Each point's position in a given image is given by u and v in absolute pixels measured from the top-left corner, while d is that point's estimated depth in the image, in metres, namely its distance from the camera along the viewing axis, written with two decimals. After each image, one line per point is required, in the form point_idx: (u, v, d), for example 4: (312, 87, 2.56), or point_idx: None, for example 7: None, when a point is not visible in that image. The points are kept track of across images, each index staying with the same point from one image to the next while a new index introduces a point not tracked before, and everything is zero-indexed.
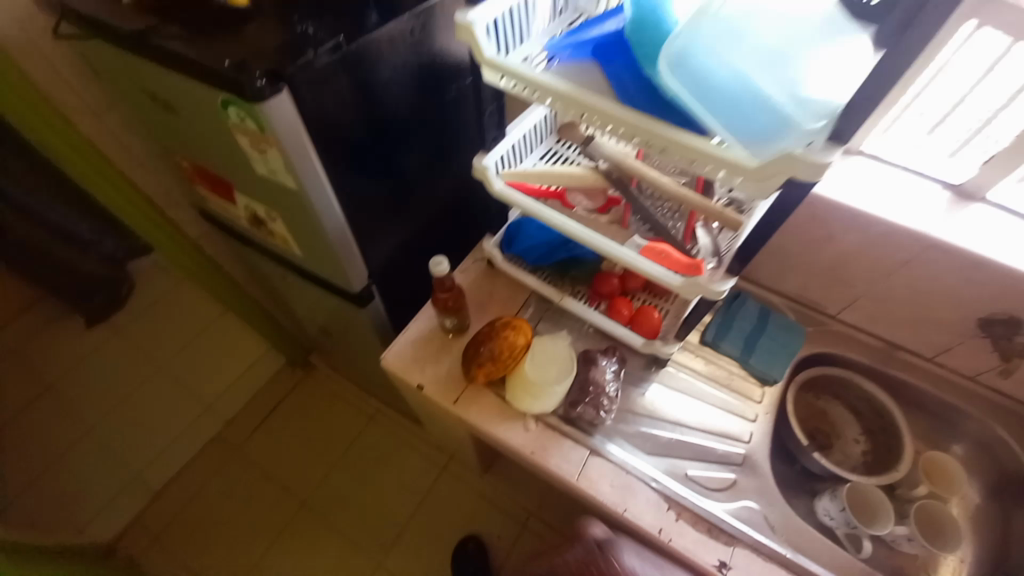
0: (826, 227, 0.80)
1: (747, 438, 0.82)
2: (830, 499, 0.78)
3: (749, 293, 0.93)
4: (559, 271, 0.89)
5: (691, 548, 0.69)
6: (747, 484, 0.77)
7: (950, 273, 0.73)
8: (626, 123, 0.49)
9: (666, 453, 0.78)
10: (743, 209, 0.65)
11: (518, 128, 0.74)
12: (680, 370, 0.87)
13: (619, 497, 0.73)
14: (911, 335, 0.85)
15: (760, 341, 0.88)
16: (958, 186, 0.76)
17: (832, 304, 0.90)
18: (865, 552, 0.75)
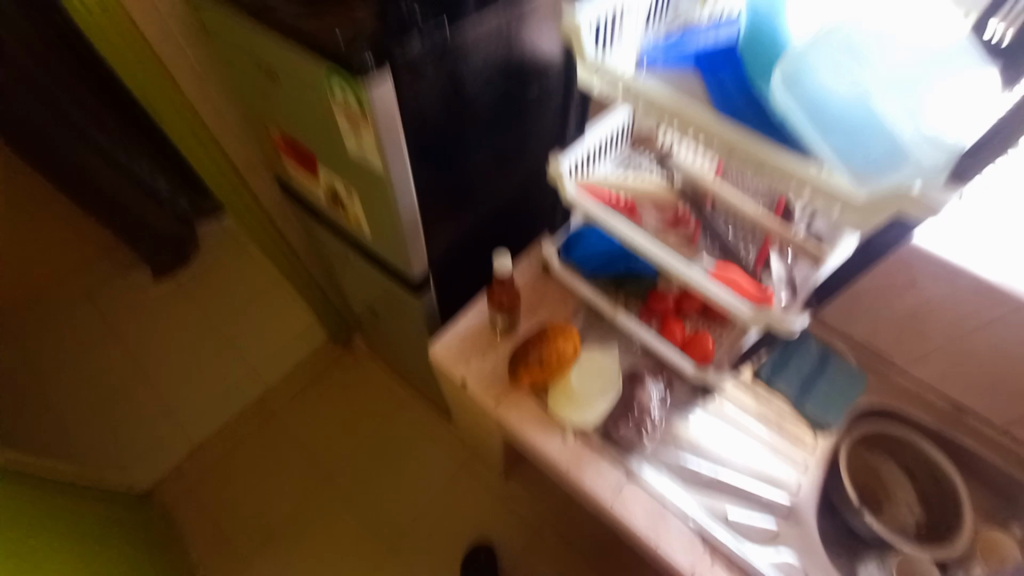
0: (907, 273, 0.75)
1: (793, 486, 0.78)
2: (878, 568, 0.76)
3: (813, 333, 0.89)
4: (614, 282, 0.88)
5: None
6: (788, 535, 0.74)
7: None
8: (722, 139, 0.48)
9: (705, 490, 0.75)
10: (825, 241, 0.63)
11: (596, 134, 0.74)
12: (727, 403, 0.84)
13: (652, 528, 0.71)
14: (987, 400, 0.79)
15: (817, 383, 0.84)
16: None
17: (901, 355, 0.85)
18: None
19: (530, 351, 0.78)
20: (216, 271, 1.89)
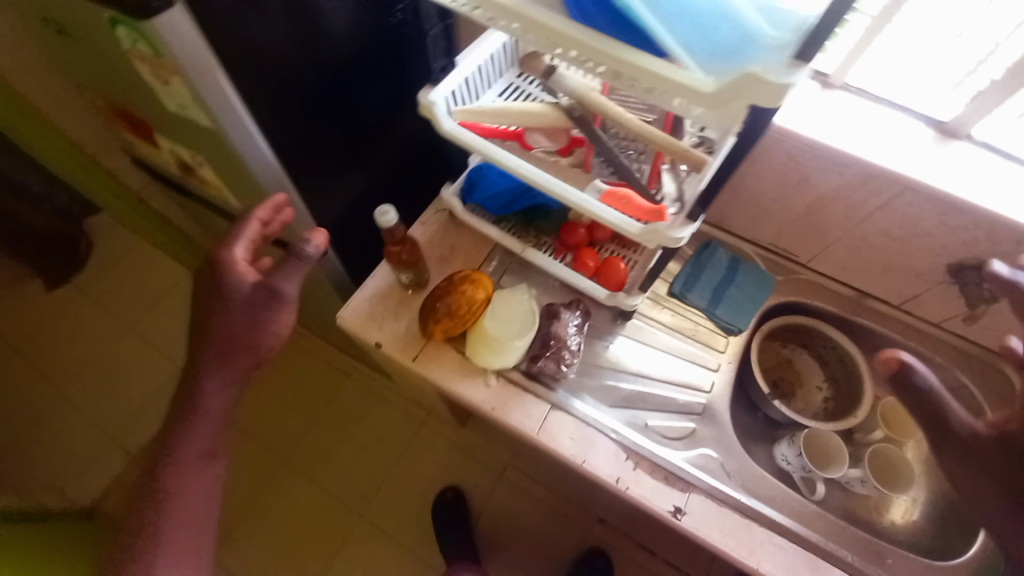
0: (803, 171, 0.76)
1: (708, 388, 0.81)
2: (788, 445, 0.79)
3: (720, 242, 0.91)
4: (524, 222, 0.85)
5: (647, 495, 0.70)
6: (705, 433, 0.77)
7: (926, 217, 0.71)
8: (576, 43, 0.43)
9: (626, 404, 0.78)
10: (712, 148, 0.61)
11: (471, 59, 0.67)
12: (644, 322, 0.85)
13: (578, 448, 0.73)
14: (882, 283, 0.84)
15: (727, 291, 0.86)
16: (943, 124, 0.73)
17: (804, 252, 0.87)
18: (819, 494, 0.76)
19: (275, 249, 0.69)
20: (118, 269, 1.72)
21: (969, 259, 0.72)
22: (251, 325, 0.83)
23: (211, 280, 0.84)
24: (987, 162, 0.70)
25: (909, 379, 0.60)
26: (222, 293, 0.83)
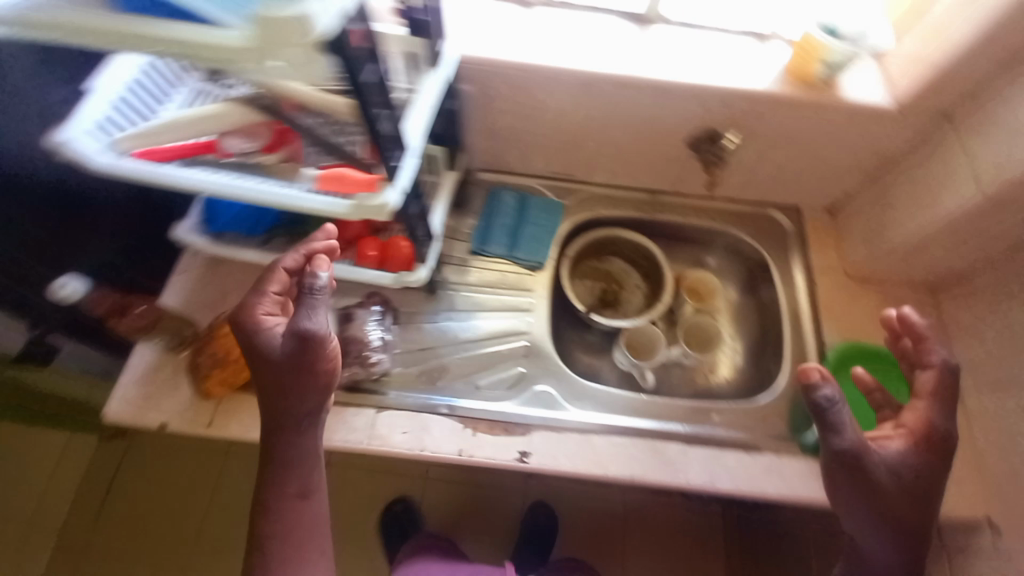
0: (532, 96, 0.74)
1: (527, 328, 0.82)
2: (621, 349, 0.84)
3: (504, 185, 0.90)
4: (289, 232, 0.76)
5: (491, 455, 0.69)
6: (535, 371, 0.78)
7: (648, 105, 0.74)
8: (106, 33, 0.39)
9: (454, 378, 0.77)
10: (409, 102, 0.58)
11: (113, 77, 0.57)
12: (453, 290, 0.84)
13: (413, 440, 0.70)
14: (651, 176, 0.88)
15: (522, 231, 0.86)
16: (637, 13, 0.77)
17: (578, 169, 0.89)
18: (649, 381, 0.84)
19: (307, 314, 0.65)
20: None
21: (698, 131, 0.77)
22: (312, 371, 0.55)
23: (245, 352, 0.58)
24: (681, 37, 0.75)
25: (818, 396, 0.53)
26: (263, 358, 0.56)
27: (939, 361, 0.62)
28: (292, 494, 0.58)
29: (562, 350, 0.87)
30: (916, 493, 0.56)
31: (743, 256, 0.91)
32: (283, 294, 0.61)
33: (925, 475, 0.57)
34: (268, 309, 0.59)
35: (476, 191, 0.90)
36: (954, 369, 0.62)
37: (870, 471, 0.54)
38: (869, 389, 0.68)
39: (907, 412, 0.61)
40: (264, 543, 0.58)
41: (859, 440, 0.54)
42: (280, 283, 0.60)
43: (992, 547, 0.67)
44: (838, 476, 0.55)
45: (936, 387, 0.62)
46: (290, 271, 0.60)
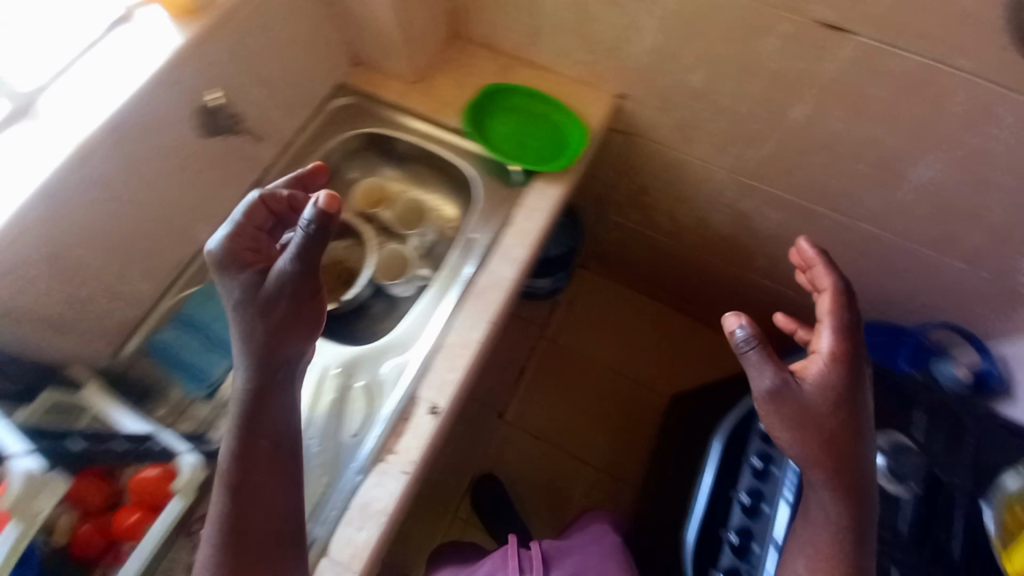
0: (37, 256, 0.63)
1: (327, 364, 0.79)
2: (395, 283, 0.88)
3: (153, 333, 0.78)
4: None
5: (420, 442, 0.71)
6: (368, 371, 0.78)
7: (128, 149, 0.68)
8: None
9: (336, 457, 0.72)
10: None
11: None
12: None
13: (373, 518, 0.67)
14: (230, 183, 0.84)
15: (214, 334, 0.79)
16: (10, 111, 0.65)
17: (182, 246, 0.80)
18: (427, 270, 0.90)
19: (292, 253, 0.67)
20: None
21: (195, 121, 0.74)
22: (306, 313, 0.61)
23: (235, 272, 0.60)
24: (69, 85, 0.67)
25: (738, 339, 0.62)
26: (248, 284, 0.60)
27: (828, 284, 0.70)
28: (265, 443, 0.61)
29: (368, 335, 0.86)
30: (844, 404, 0.64)
31: (357, 147, 0.95)
32: (258, 237, 0.64)
33: (846, 387, 0.64)
34: (241, 246, 0.62)
35: (139, 367, 0.77)
36: (844, 285, 0.69)
37: (800, 399, 0.63)
38: (792, 329, 0.78)
39: (817, 337, 0.68)
40: (241, 487, 0.60)
41: (782, 374, 0.63)
42: (257, 218, 0.64)
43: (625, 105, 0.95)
44: (779, 412, 0.63)
45: (836, 311, 0.68)
46: (269, 207, 0.65)
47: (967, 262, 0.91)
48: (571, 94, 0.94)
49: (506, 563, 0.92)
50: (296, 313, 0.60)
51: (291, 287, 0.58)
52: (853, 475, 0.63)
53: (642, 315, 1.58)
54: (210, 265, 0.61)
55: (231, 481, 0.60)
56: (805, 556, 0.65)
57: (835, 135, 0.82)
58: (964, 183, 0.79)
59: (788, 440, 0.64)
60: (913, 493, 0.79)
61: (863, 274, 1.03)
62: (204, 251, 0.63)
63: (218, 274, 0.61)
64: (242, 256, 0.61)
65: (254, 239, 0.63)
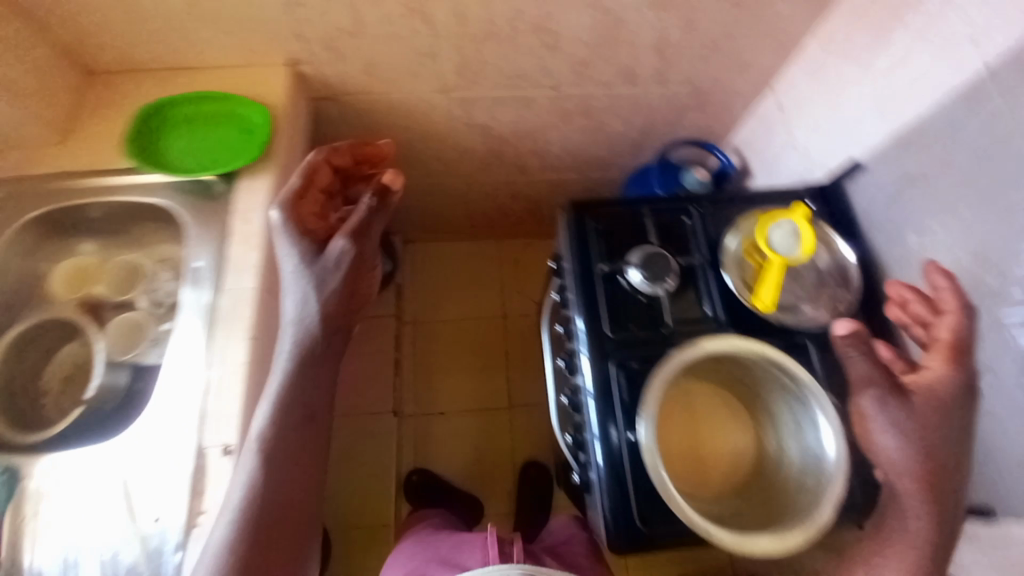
0: None
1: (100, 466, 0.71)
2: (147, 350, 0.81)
3: None
4: None
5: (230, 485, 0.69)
6: (148, 450, 0.72)
7: None
8: None
9: (146, 551, 0.67)
10: None
11: None
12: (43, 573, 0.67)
13: None
14: None
15: None
16: None
17: None
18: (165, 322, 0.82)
19: (330, 214, 0.84)
20: None
21: None
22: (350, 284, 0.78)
23: (301, 227, 0.78)
24: None
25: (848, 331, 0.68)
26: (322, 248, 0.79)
27: (951, 307, 0.69)
28: (299, 412, 0.72)
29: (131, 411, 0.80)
30: (958, 415, 0.67)
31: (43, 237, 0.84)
32: (327, 200, 0.85)
33: (971, 395, 0.67)
34: (314, 208, 0.81)
35: None
36: (969, 335, 0.67)
37: (912, 400, 0.66)
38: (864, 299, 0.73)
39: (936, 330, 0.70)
40: (279, 454, 0.69)
41: (889, 382, 0.67)
42: (325, 178, 0.83)
43: (305, 71, 0.90)
44: (868, 386, 0.68)
45: (955, 332, 0.68)
46: (332, 164, 0.84)
47: (660, 84, 1.00)
48: (243, 84, 0.88)
49: (489, 548, 0.92)
50: (354, 277, 0.79)
51: (346, 262, 0.77)
52: (952, 492, 0.66)
53: (483, 257, 1.61)
54: (265, 220, 0.79)
55: (269, 450, 0.68)
56: (894, 556, 0.64)
57: (486, 19, 0.84)
58: (605, 17, 0.85)
59: (911, 458, 0.65)
60: (669, 289, 0.80)
61: (602, 128, 1.11)
62: (258, 211, 0.81)
63: (274, 229, 0.77)
64: (303, 212, 0.79)
65: (318, 201, 0.83)
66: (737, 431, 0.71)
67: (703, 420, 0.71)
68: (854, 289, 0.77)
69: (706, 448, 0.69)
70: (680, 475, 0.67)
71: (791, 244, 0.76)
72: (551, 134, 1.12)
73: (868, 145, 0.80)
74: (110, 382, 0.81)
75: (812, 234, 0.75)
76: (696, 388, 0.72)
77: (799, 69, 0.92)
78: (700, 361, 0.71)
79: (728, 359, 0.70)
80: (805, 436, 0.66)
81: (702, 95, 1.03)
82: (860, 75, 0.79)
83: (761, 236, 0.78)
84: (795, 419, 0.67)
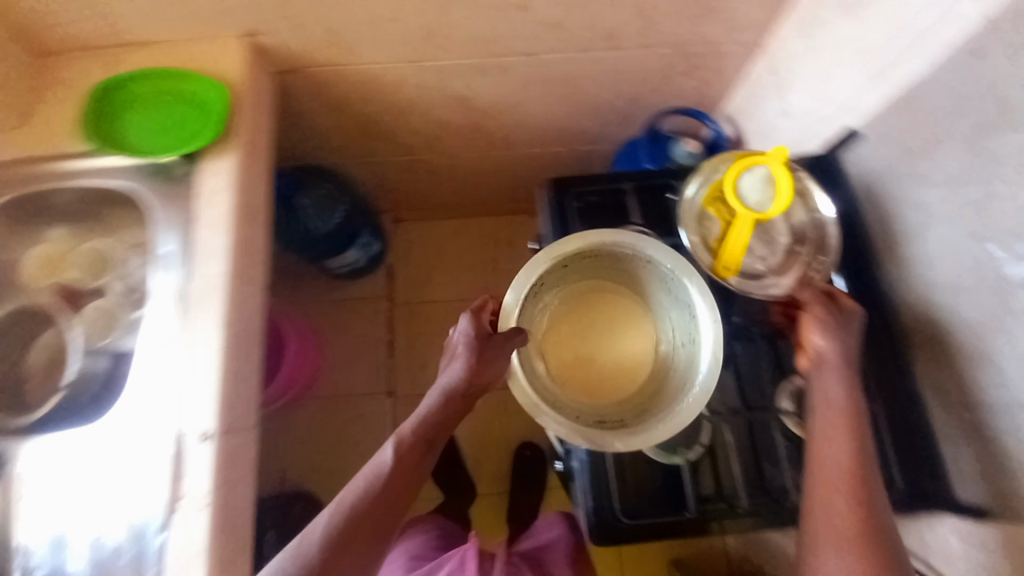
0: None
1: (88, 447, 0.73)
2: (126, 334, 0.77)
3: None
4: None
5: (209, 473, 0.68)
6: (126, 435, 0.72)
7: None
8: None
9: (133, 529, 0.69)
10: None
11: None
12: (39, 547, 0.71)
13: (193, 563, 0.66)
14: None
15: None
16: None
17: None
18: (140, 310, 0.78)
19: (494, 356, 0.71)
20: None
21: None
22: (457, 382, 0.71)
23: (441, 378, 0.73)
24: None
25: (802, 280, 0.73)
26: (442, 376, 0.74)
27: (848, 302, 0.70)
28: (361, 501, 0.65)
29: (105, 399, 0.79)
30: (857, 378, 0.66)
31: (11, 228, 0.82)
32: (478, 349, 0.72)
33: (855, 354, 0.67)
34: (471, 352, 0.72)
35: None
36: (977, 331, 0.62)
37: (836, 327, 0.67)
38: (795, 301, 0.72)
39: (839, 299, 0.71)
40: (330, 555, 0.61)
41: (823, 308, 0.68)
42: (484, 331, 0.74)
43: (265, 43, 0.86)
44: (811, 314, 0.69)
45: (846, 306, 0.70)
46: (481, 327, 0.75)
47: (647, 48, 0.92)
48: (203, 59, 0.84)
49: (466, 563, 0.85)
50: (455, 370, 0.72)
51: (461, 349, 0.73)
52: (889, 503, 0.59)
53: (473, 234, 1.57)
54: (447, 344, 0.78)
55: (353, 502, 0.65)
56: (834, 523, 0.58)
57: None
58: None
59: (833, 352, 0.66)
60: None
61: (587, 98, 1.05)
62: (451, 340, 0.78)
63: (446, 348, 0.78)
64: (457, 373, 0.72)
65: (478, 349, 0.72)
66: (612, 309, 0.78)
67: (585, 312, 0.77)
68: (832, 256, 0.73)
69: (588, 348, 0.76)
70: (581, 377, 0.74)
71: (760, 195, 0.71)
72: (534, 105, 1.06)
73: (865, 112, 0.74)
74: (90, 367, 0.79)
75: (786, 182, 0.69)
76: (558, 304, 0.77)
77: (791, 28, 0.84)
78: (548, 275, 0.74)
79: (570, 257, 0.74)
80: (676, 294, 0.75)
81: (692, 61, 0.95)
82: (855, 31, 0.71)
83: (734, 184, 0.72)
84: (663, 278, 0.75)
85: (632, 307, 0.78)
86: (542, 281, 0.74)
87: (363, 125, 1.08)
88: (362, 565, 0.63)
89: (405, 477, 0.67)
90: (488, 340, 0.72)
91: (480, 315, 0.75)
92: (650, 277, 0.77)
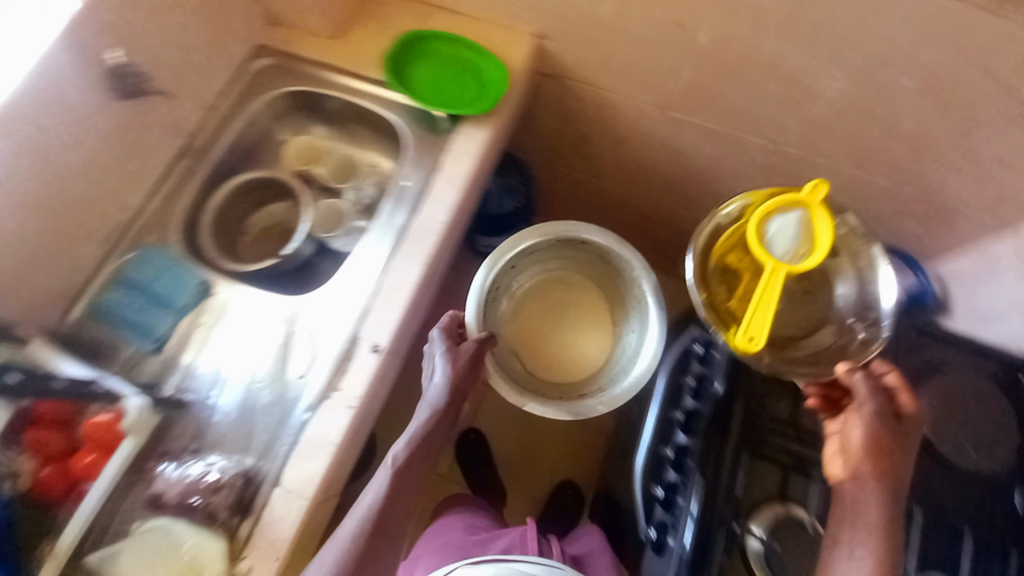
0: None
1: (271, 310, 0.81)
2: (343, 237, 0.91)
3: (99, 296, 0.80)
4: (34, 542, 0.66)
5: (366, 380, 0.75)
6: (308, 315, 0.80)
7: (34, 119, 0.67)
8: None
9: (283, 398, 0.76)
10: None
11: None
12: (195, 374, 0.78)
13: (321, 450, 0.72)
14: (154, 156, 0.83)
15: (158, 290, 0.80)
16: None
17: (113, 217, 0.81)
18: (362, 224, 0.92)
19: (465, 374, 0.81)
20: None
21: (108, 87, 0.74)
22: (443, 387, 0.81)
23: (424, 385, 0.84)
24: None
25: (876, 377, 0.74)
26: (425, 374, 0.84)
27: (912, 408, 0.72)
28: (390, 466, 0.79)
29: (298, 281, 0.90)
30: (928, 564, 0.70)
31: (287, 111, 0.96)
32: (459, 363, 0.81)
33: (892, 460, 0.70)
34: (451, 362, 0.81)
35: (89, 329, 0.79)
36: None
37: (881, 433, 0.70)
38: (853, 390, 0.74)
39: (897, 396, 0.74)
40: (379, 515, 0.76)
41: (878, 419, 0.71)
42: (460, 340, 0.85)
43: (548, 46, 0.95)
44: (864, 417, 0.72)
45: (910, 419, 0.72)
46: (460, 340, 0.85)
47: (892, 181, 0.91)
48: (495, 41, 0.94)
49: (528, 542, 1.00)
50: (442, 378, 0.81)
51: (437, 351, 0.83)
52: None
53: None
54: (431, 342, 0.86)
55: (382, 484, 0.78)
56: None
57: (746, 56, 0.81)
58: (872, 95, 0.79)
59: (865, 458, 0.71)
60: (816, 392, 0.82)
61: None
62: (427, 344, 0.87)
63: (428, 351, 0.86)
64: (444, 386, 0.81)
65: (458, 359, 0.82)
66: (566, 289, 0.99)
67: (541, 301, 0.98)
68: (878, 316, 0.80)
69: (556, 322, 0.98)
70: (550, 334, 0.97)
71: (788, 245, 0.77)
72: (742, 185, 1.08)
73: None
74: (298, 249, 0.88)
75: (823, 234, 0.76)
76: (519, 294, 0.97)
77: None
78: (503, 279, 0.92)
79: (517, 260, 0.92)
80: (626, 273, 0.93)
81: (929, 209, 0.93)
82: None
83: (764, 236, 0.78)
84: (596, 253, 0.95)
85: (579, 288, 1.00)
86: (497, 285, 0.91)
87: (578, 139, 1.15)
88: (389, 539, 0.78)
89: (402, 463, 0.80)
90: (464, 349, 0.82)
91: (448, 324, 0.86)
92: (579, 258, 0.97)
